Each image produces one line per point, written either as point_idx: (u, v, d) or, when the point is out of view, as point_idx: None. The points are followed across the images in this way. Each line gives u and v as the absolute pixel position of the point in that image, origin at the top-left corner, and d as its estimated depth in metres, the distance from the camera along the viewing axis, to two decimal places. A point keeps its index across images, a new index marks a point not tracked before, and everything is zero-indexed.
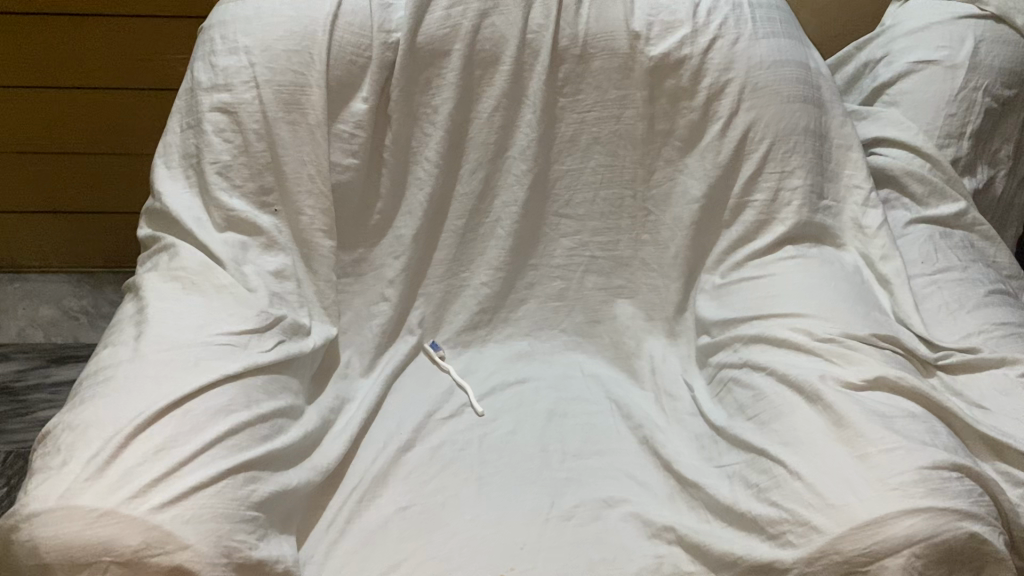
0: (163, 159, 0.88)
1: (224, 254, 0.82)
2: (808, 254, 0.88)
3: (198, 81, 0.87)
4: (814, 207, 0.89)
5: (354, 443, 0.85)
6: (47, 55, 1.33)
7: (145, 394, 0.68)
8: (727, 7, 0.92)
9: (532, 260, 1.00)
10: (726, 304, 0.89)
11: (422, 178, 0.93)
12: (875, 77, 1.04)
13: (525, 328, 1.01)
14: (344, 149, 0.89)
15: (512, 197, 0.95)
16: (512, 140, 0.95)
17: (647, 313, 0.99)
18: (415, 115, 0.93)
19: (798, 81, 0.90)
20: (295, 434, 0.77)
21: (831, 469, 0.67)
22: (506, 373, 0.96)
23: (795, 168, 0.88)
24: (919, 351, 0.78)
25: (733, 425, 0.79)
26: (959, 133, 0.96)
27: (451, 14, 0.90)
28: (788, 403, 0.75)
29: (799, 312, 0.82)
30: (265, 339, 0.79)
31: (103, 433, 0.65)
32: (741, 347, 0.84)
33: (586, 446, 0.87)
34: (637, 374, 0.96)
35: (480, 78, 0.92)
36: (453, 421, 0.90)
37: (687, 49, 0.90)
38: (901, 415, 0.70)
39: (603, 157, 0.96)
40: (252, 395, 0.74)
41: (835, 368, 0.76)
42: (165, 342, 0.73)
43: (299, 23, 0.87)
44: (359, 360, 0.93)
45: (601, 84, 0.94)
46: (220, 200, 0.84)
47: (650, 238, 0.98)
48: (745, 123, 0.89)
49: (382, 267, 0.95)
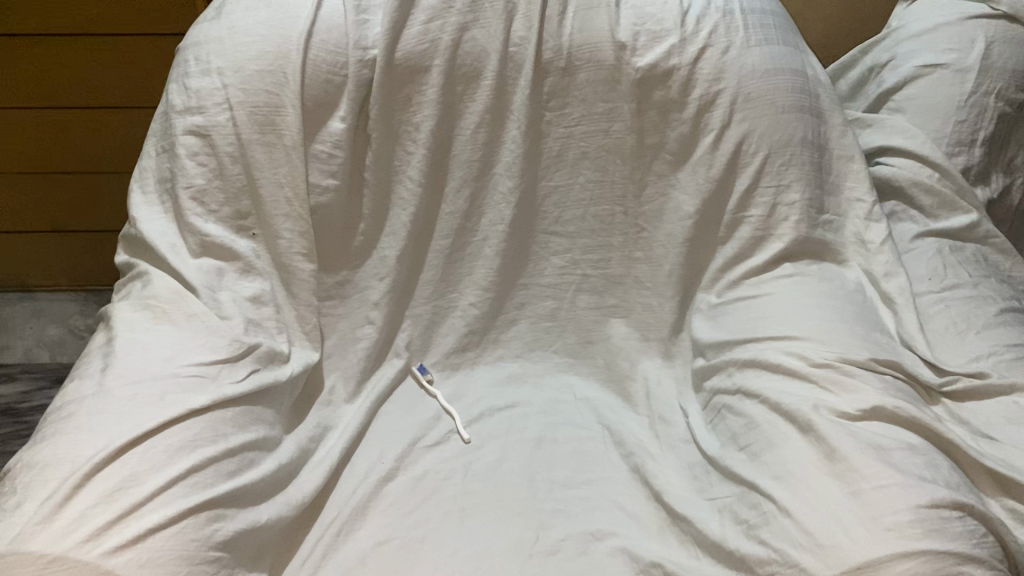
0: (139, 185, 0.87)
1: (198, 281, 0.80)
2: (806, 272, 0.83)
3: (172, 103, 0.85)
4: (814, 222, 0.84)
5: (334, 474, 0.82)
6: (46, 75, 1.33)
7: (107, 430, 0.66)
8: (718, 14, 0.88)
9: (522, 279, 0.96)
10: (721, 325, 0.85)
11: (405, 198, 0.90)
12: (880, 83, 0.99)
13: (516, 349, 0.98)
14: (323, 170, 0.87)
15: (498, 216, 0.92)
16: (497, 157, 0.91)
17: (642, 334, 0.95)
18: (396, 133, 0.90)
19: (794, 90, 0.86)
20: (266, 467, 0.75)
21: (821, 506, 0.63)
22: (495, 397, 0.93)
23: (792, 181, 0.84)
24: (922, 376, 0.74)
25: (725, 455, 0.75)
26: (971, 140, 0.91)
27: (430, 28, 0.86)
28: (780, 434, 0.71)
29: (794, 335, 0.77)
30: (237, 368, 0.77)
31: (59, 473, 0.63)
32: (735, 371, 0.80)
33: (575, 474, 0.83)
34: (630, 397, 0.92)
35: (463, 94, 0.89)
36: (437, 450, 0.86)
37: (676, 60, 0.86)
38: (898, 447, 0.65)
39: (593, 172, 0.92)
40: (220, 428, 0.72)
41: (829, 397, 0.71)
42: (130, 375, 0.71)
43: (273, 42, 0.85)
44: (344, 385, 0.91)
45: (587, 97, 0.89)
46: (194, 226, 0.82)
47: (644, 256, 0.94)
48: (738, 135, 0.85)
49: (366, 289, 0.93)
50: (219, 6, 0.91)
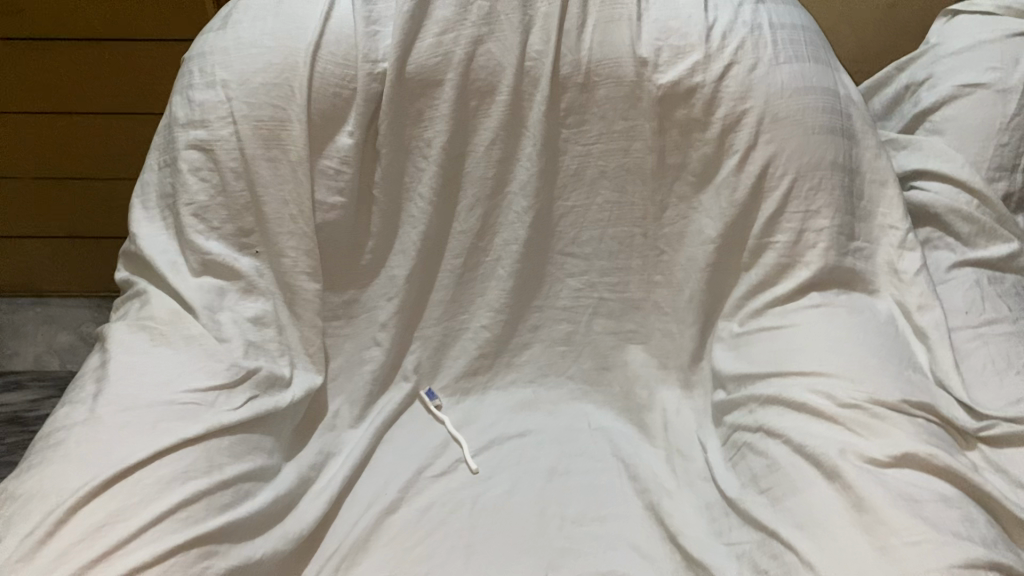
0: (141, 200, 0.84)
1: (198, 301, 0.77)
2: (836, 302, 0.79)
3: (176, 116, 0.83)
4: (844, 250, 0.80)
5: (336, 504, 0.79)
6: (56, 80, 1.31)
7: (95, 460, 0.63)
8: (745, 29, 0.83)
9: (537, 301, 0.93)
10: (744, 357, 0.81)
11: (415, 216, 0.87)
12: (917, 102, 0.94)
13: (529, 374, 0.94)
14: (330, 186, 0.83)
15: (512, 235, 0.88)
16: (512, 175, 0.88)
17: (661, 361, 0.91)
18: (407, 149, 0.86)
19: (825, 111, 0.81)
20: (264, 499, 0.71)
21: (849, 561, 0.58)
22: (506, 425, 0.90)
23: (821, 207, 0.79)
24: (958, 420, 0.69)
25: (746, 498, 0.71)
26: (1012, 166, 0.87)
27: (443, 41, 0.82)
28: (805, 479, 0.67)
29: (820, 371, 0.73)
30: (235, 395, 0.73)
31: (43, 506, 0.60)
32: (757, 408, 0.76)
33: (588, 510, 0.79)
34: (647, 428, 0.88)
35: (476, 110, 0.85)
36: (444, 480, 0.83)
37: (700, 77, 0.81)
38: (931, 499, 0.61)
39: (611, 193, 0.88)
40: (215, 458, 0.69)
41: (858, 441, 0.67)
42: (123, 401, 0.68)
43: (279, 54, 0.81)
44: (349, 410, 0.88)
45: (607, 114, 0.85)
46: (195, 244, 0.79)
47: (664, 280, 0.90)
48: (764, 157, 0.80)
49: (374, 310, 0.90)
50: (226, 15, 0.88)
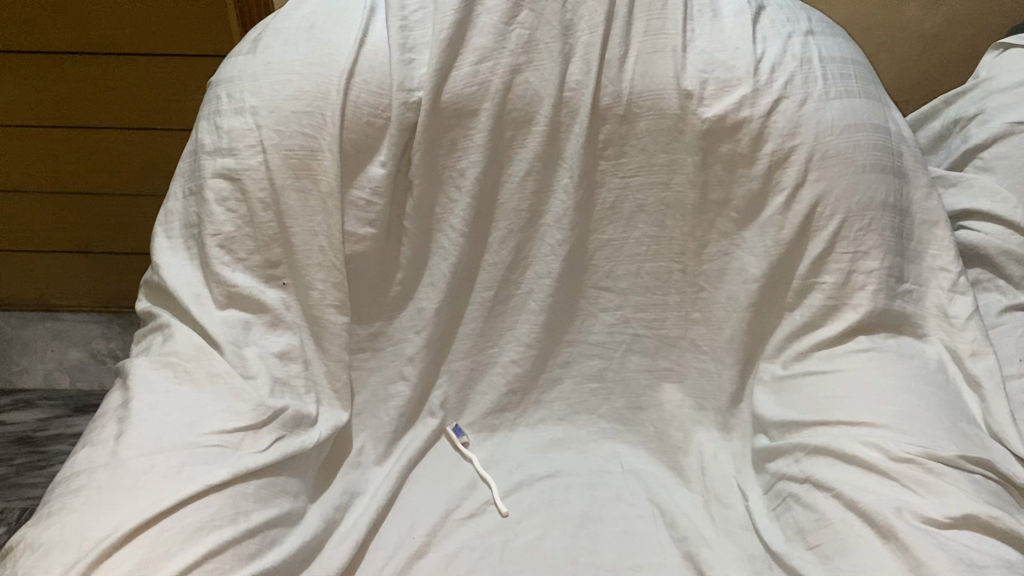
0: (164, 228, 0.82)
1: (224, 337, 0.74)
2: (884, 346, 0.76)
3: (203, 142, 0.80)
4: (893, 292, 0.77)
5: (361, 548, 0.76)
6: (73, 94, 1.28)
7: (118, 507, 0.60)
8: (794, 62, 0.80)
9: (568, 336, 0.90)
10: (788, 402, 0.78)
11: (446, 247, 0.84)
12: (966, 138, 0.92)
13: (559, 411, 0.91)
14: (361, 217, 0.81)
15: (546, 268, 0.86)
16: (547, 207, 0.85)
17: (697, 402, 0.88)
18: (439, 179, 0.84)
19: (876, 148, 0.78)
20: (290, 547, 0.68)
21: None
22: (535, 465, 0.87)
23: (871, 248, 0.76)
24: (1017, 477, 0.66)
25: (794, 553, 0.68)
26: None
27: (480, 70, 0.79)
28: (861, 537, 0.63)
29: (871, 422, 0.70)
30: (262, 436, 0.71)
31: (65, 558, 0.56)
32: (803, 457, 0.73)
33: (624, 559, 0.76)
34: (682, 472, 0.85)
35: (512, 140, 0.82)
36: (473, 523, 0.80)
37: (747, 111, 0.78)
38: (997, 566, 0.58)
39: (649, 227, 0.86)
40: (241, 504, 0.65)
41: (915, 499, 0.63)
42: (147, 444, 0.65)
43: (311, 81, 0.79)
44: (374, 447, 0.85)
45: (647, 146, 0.83)
46: (221, 276, 0.76)
47: (702, 317, 0.87)
48: (813, 195, 0.77)
49: (402, 343, 0.87)
50: (254, 39, 0.86)
